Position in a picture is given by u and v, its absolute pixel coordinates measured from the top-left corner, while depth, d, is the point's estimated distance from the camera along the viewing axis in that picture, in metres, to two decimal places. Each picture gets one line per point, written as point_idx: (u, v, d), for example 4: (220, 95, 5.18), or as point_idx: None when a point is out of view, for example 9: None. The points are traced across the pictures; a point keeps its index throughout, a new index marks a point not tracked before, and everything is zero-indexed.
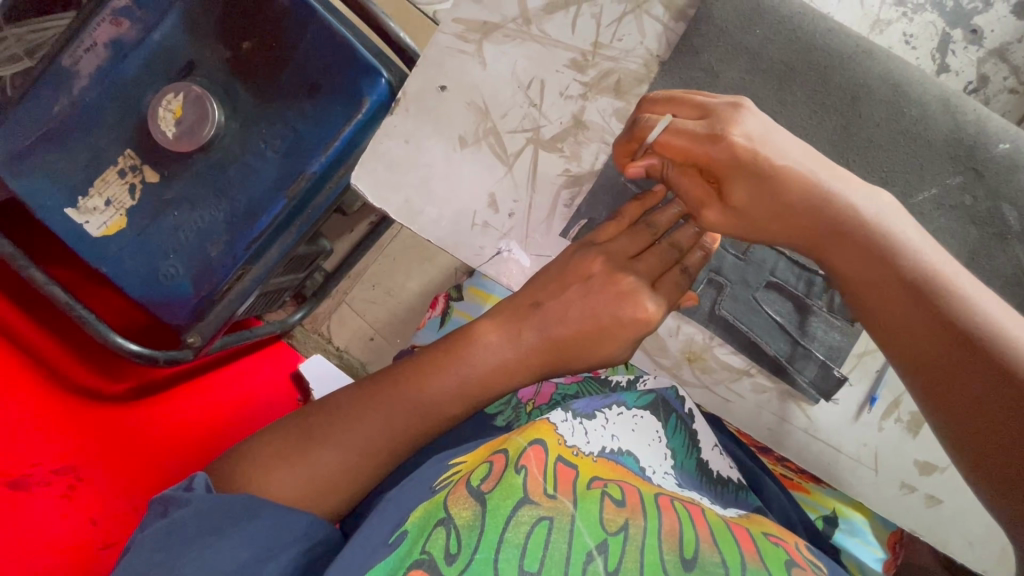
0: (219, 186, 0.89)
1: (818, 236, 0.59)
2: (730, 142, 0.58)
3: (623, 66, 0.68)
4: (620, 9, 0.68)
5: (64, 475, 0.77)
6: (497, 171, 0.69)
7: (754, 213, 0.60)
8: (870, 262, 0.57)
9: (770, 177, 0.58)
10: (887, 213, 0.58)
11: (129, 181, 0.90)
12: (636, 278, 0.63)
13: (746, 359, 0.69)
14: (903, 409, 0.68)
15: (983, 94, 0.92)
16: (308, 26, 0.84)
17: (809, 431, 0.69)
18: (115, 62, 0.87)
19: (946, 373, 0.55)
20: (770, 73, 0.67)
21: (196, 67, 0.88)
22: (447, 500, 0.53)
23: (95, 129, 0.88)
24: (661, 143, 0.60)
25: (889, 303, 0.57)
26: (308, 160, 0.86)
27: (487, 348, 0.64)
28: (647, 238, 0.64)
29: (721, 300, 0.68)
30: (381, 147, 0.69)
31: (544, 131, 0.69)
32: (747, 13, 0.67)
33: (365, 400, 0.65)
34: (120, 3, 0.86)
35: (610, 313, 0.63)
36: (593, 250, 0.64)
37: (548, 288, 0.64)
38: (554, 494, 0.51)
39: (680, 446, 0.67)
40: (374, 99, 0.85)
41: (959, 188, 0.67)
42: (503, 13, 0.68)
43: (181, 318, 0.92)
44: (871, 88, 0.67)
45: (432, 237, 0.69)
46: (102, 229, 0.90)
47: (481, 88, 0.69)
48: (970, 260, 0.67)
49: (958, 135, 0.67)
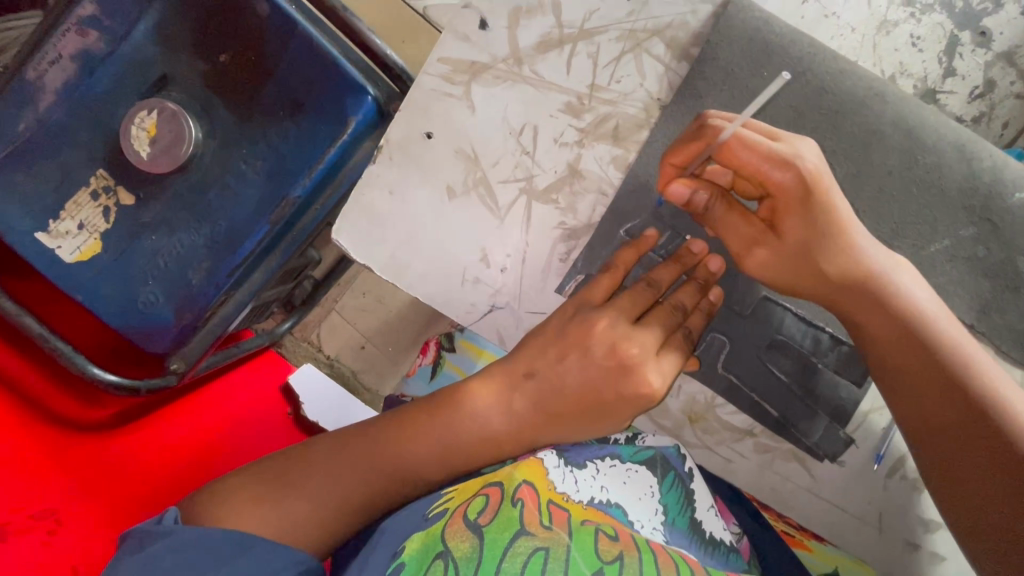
0: (197, 211, 0.84)
1: (855, 289, 0.56)
2: (802, 172, 0.54)
3: (622, 110, 0.64)
4: (619, 48, 0.63)
5: (45, 520, 0.75)
6: (488, 224, 0.65)
7: (805, 255, 0.56)
8: (902, 325, 0.56)
9: (830, 220, 0.55)
10: (919, 283, 0.57)
11: (103, 204, 0.85)
12: (641, 349, 0.57)
13: (750, 419, 0.66)
14: (910, 467, 0.66)
15: (989, 99, 0.88)
16: (291, 38, 0.79)
17: (813, 490, 0.67)
18: (82, 79, 0.81)
19: (963, 448, 0.53)
20: (777, 118, 0.63)
21: (171, 83, 0.82)
22: (443, 533, 0.50)
23: (66, 147, 0.83)
24: (725, 151, 0.55)
25: (915, 369, 0.55)
26: (292, 185, 0.80)
27: (474, 415, 0.59)
28: (648, 298, 0.59)
29: (724, 361, 0.65)
30: (364, 199, 0.65)
31: (537, 181, 0.64)
32: (754, 54, 0.63)
33: (344, 450, 0.61)
34: (85, 11, 0.80)
35: (613, 388, 0.57)
36: (595, 313, 0.59)
37: (546, 349, 0.59)
38: (551, 525, 0.48)
39: (673, 501, 0.61)
40: (358, 121, 0.80)
41: (972, 240, 0.64)
42: (493, 53, 0.63)
43: (161, 346, 0.88)
44: (883, 134, 0.63)
45: (420, 294, 0.66)
46: (75, 253, 0.85)
47: (469, 135, 0.64)
48: (981, 314, 0.64)
49: (972, 183, 0.63)
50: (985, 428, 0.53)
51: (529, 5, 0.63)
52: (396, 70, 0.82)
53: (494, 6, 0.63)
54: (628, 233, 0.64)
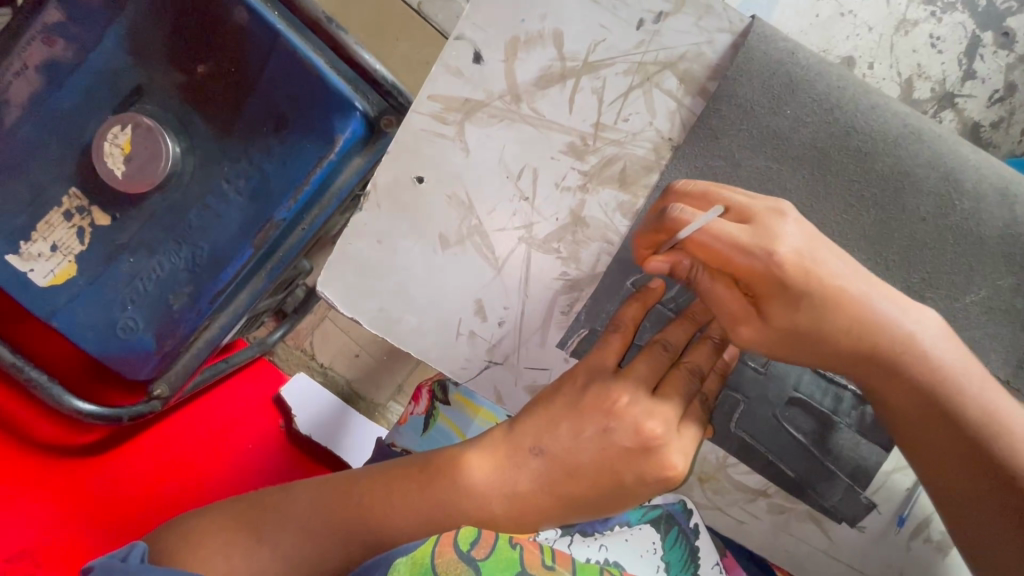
0: (177, 231, 0.73)
1: (864, 368, 0.51)
2: (772, 262, 0.49)
3: (629, 151, 0.58)
4: (627, 83, 0.58)
5: (20, 564, 0.66)
6: (484, 275, 0.60)
7: (803, 335, 0.51)
8: (914, 397, 0.51)
9: (821, 301, 0.49)
10: (942, 342, 0.51)
11: (77, 224, 0.72)
12: (664, 426, 0.52)
13: (765, 480, 0.63)
14: (934, 529, 0.62)
15: (1010, 103, 0.79)
16: (271, 51, 0.67)
17: (830, 552, 0.63)
18: (51, 91, 0.70)
19: (989, 517, 0.50)
20: (800, 161, 0.58)
21: (146, 95, 0.70)
22: (431, 562, 0.48)
23: (32, 163, 0.71)
24: (694, 243, 0.50)
25: (928, 441, 0.52)
26: (273, 208, 0.70)
27: (480, 495, 0.53)
28: (664, 363, 0.55)
29: (739, 419, 0.61)
30: (351, 249, 0.60)
31: (537, 229, 0.59)
32: (776, 89, 0.57)
33: (325, 512, 0.54)
34: (51, 17, 0.68)
35: (632, 469, 0.53)
36: (609, 384, 0.54)
37: (556, 421, 0.54)
38: (552, 566, 0.52)
39: (675, 561, 0.64)
40: (346, 139, 0.68)
41: (1011, 291, 0.58)
42: (488, 89, 0.58)
43: (144, 373, 0.76)
44: (918, 177, 0.58)
45: (412, 350, 0.61)
46: (48, 277, 0.73)
47: (464, 179, 0.59)
48: (1019, 368, 0.59)
49: (1015, 230, 0.58)
50: (1011, 499, 0.49)
51: (529, 34, 0.57)
52: (385, 84, 0.68)
53: (489, 38, 0.57)
54: (635, 285, 0.59)
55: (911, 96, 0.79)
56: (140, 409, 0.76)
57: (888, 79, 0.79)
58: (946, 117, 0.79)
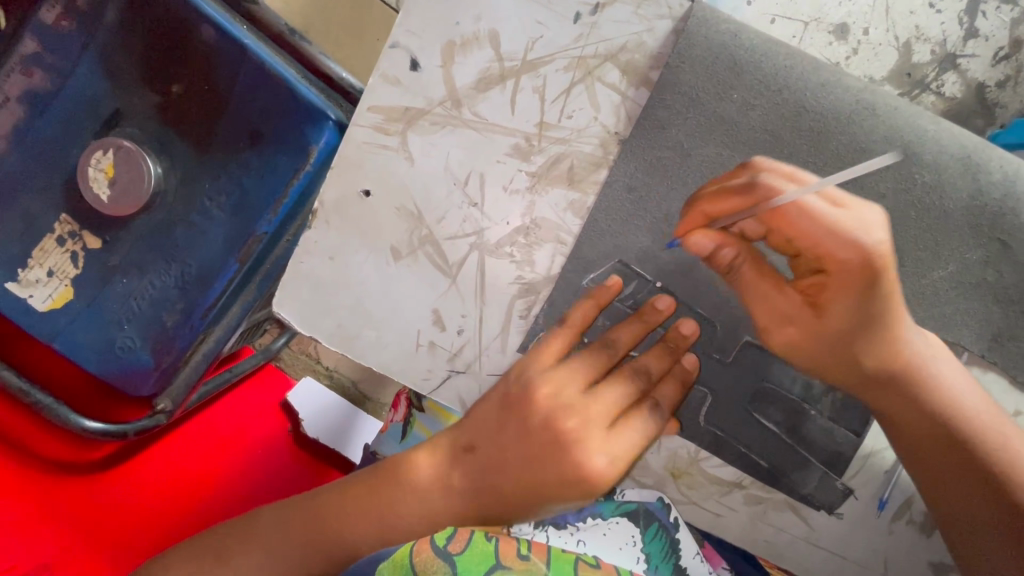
0: (165, 250, 0.66)
1: (886, 380, 0.53)
2: (874, 252, 0.48)
3: (576, 149, 0.57)
4: (568, 79, 0.57)
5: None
6: (439, 284, 0.60)
7: (846, 339, 0.52)
8: (935, 417, 0.53)
9: (870, 310, 0.50)
10: (963, 379, 0.53)
11: (70, 248, 0.67)
12: (581, 419, 0.52)
13: (738, 471, 0.62)
14: (916, 510, 0.61)
15: (1017, 61, 0.73)
16: (239, 72, 0.62)
17: (811, 540, 0.62)
18: (32, 120, 0.65)
19: (994, 537, 0.51)
20: (752, 145, 0.56)
21: (125, 118, 0.65)
22: (410, 561, 0.52)
23: (23, 191, 0.67)
24: (781, 221, 0.49)
25: (950, 472, 0.53)
26: (254, 220, 0.63)
27: (417, 492, 0.53)
28: (605, 361, 0.54)
29: (707, 411, 0.60)
30: (304, 266, 0.60)
31: (487, 234, 0.59)
32: (721, 75, 0.55)
33: (292, 523, 0.55)
34: (27, 48, 0.64)
35: (564, 477, 0.51)
36: (540, 381, 0.53)
37: (489, 424, 0.54)
38: (527, 555, 0.54)
39: (657, 552, 0.62)
40: (320, 150, 0.62)
41: (981, 264, 0.56)
42: (429, 96, 0.57)
43: (145, 390, 0.69)
44: (876, 153, 0.55)
45: (373, 363, 0.62)
46: (48, 301, 0.68)
47: (411, 189, 0.59)
48: (993, 342, 0.57)
49: (980, 202, 0.56)
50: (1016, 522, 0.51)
51: (464, 37, 0.56)
52: (352, 91, 0.65)
53: (425, 42, 0.57)
54: (589, 284, 0.59)
55: (910, 61, 0.74)
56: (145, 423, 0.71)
57: (884, 44, 0.74)
58: (948, 80, 0.74)
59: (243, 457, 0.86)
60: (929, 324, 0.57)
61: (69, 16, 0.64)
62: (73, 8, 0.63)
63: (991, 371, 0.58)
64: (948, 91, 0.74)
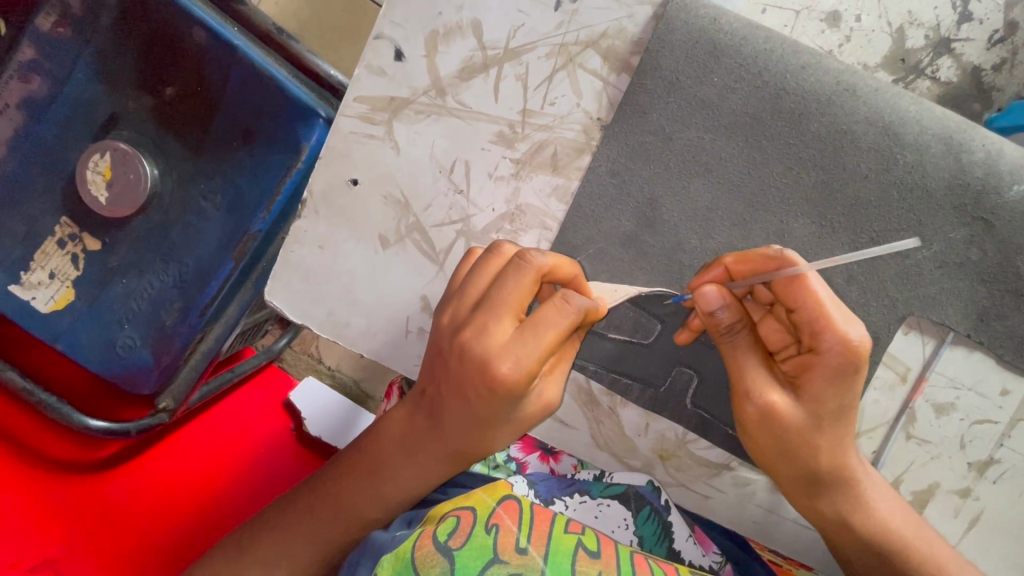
0: (162, 249, 0.65)
1: (829, 480, 0.52)
2: (856, 343, 0.47)
3: (559, 135, 0.58)
4: (550, 66, 0.57)
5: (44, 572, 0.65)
6: (427, 271, 0.61)
7: (799, 432, 0.50)
8: (868, 524, 0.53)
9: (823, 411, 0.50)
10: (895, 503, 0.54)
11: (71, 251, 0.66)
12: (502, 315, 0.47)
13: (726, 453, 0.62)
14: (904, 489, 0.60)
15: (1012, 43, 0.72)
16: (232, 66, 0.61)
17: (800, 520, 0.62)
18: (31, 127, 0.63)
19: None
20: (734, 128, 0.56)
21: (122, 122, 0.63)
22: (412, 556, 0.47)
23: (23, 196, 0.65)
24: (783, 287, 0.50)
25: (857, 556, 0.54)
26: (248, 219, 0.62)
27: (383, 430, 0.55)
28: (527, 276, 0.47)
29: (695, 394, 0.61)
30: (295, 256, 0.63)
31: (474, 221, 0.60)
32: (701, 58, 0.56)
33: (300, 510, 0.56)
34: (25, 54, 0.62)
35: (478, 375, 0.46)
36: (464, 325, 0.48)
37: (437, 381, 0.50)
38: (526, 548, 0.47)
39: (650, 534, 0.59)
40: (312, 148, 0.61)
41: (965, 243, 0.56)
42: (413, 85, 0.59)
43: (147, 388, 0.67)
44: (856, 134, 0.56)
45: (363, 350, 0.64)
46: (50, 304, 0.67)
47: (397, 178, 0.61)
48: (980, 322, 0.57)
49: (962, 179, 0.56)
50: None
51: (447, 26, 0.58)
52: (341, 89, 0.65)
53: (409, 33, 0.58)
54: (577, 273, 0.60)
55: (904, 46, 0.73)
56: (148, 422, 0.70)
57: (877, 30, 0.73)
58: (943, 64, 0.73)
59: (251, 455, 0.85)
60: (914, 304, 0.57)
61: (65, 22, 0.62)
62: (69, 14, 0.61)
63: (977, 351, 0.58)
64: (944, 76, 0.73)
